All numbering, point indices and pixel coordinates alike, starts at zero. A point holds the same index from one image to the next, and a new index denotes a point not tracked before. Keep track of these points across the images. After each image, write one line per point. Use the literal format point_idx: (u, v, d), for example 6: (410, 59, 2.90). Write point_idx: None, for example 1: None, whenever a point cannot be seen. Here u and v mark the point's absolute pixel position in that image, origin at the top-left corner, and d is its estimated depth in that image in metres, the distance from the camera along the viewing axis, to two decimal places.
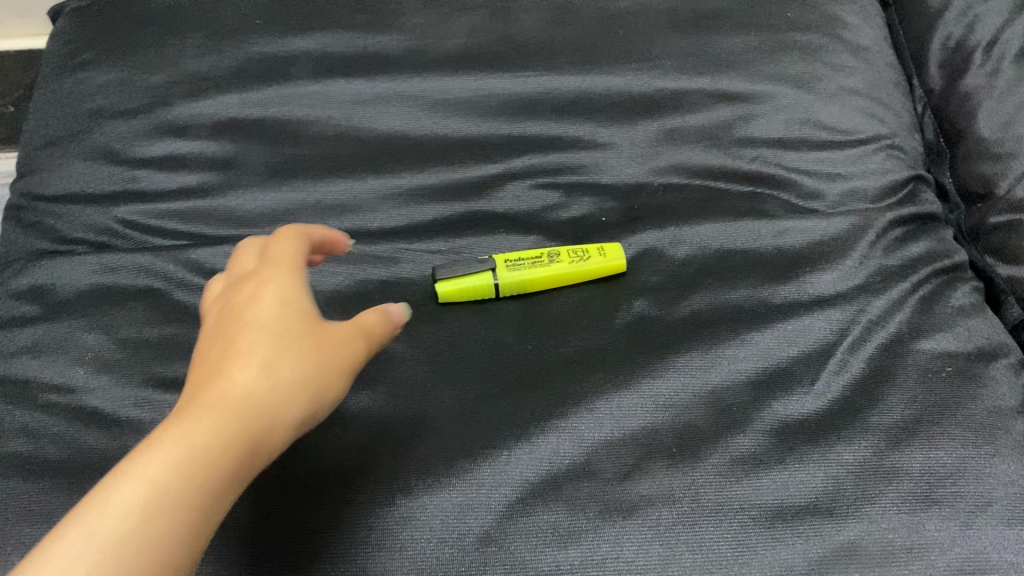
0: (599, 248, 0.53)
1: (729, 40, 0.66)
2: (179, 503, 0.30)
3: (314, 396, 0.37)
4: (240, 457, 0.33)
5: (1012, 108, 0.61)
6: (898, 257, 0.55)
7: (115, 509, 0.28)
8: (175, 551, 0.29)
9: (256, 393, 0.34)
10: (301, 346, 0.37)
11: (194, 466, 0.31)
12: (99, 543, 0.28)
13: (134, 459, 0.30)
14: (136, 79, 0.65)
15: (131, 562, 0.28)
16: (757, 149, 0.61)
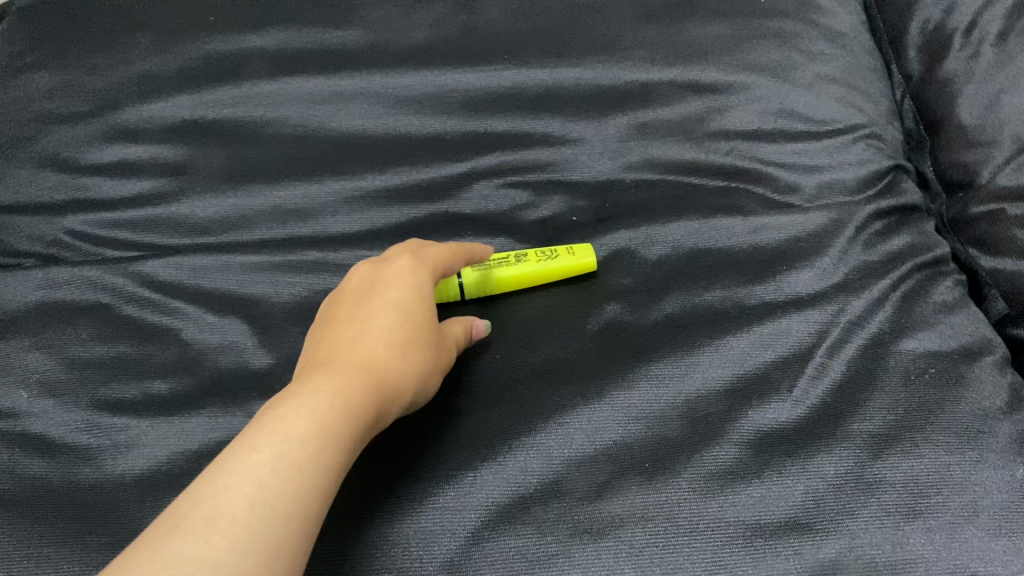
0: (567, 248, 0.52)
1: (701, 28, 0.64)
2: (338, 437, 0.35)
3: (427, 379, 0.42)
4: (373, 420, 0.38)
5: (993, 93, 0.60)
6: (878, 252, 0.53)
7: (290, 429, 0.33)
8: (331, 477, 0.34)
9: (390, 369, 0.40)
10: (422, 336, 0.42)
11: (348, 414, 0.36)
12: (283, 453, 0.32)
13: (305, 397, 0.35)
14: (84, 81, 0.62)
15: (303, 476, 0.32)
16: (732, 142, 0.59)
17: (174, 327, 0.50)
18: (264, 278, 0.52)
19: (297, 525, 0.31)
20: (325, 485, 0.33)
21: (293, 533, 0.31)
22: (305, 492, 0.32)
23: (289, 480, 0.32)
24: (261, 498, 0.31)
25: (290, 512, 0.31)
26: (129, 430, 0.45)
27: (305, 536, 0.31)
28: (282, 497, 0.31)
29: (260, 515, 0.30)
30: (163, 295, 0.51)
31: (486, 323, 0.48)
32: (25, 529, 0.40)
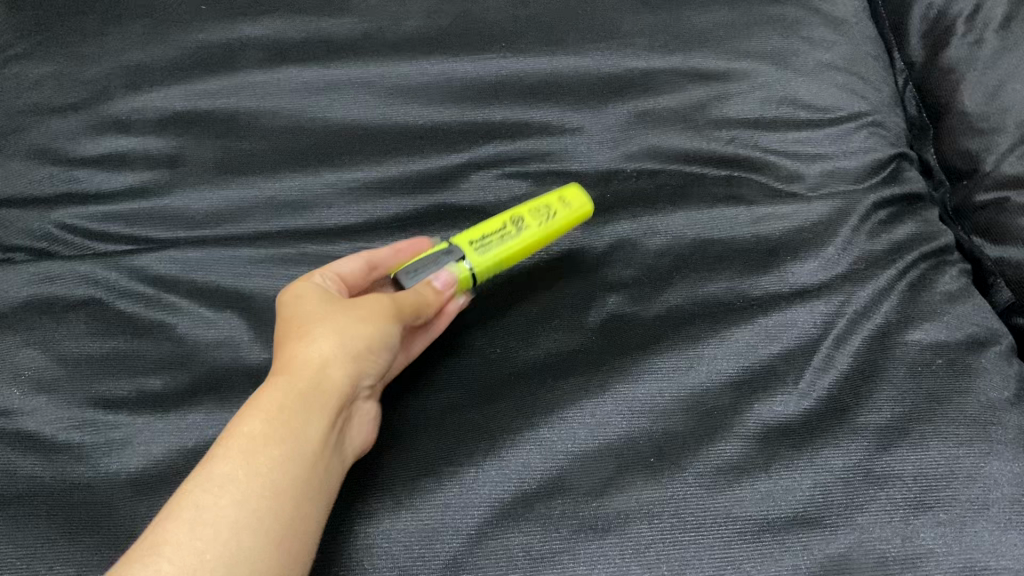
0: (560, 198, 0.50)
1: (701, 15, 0.63)
2: (269, 444, 0.36)
3: (354, 341, 0.41)
4: (310, 407, 0.38)
5: (996, 80, 0.59)
6: (883, 241, 0.52)
7: (218, 465, 0.34)
8: (267, 481, 0.35)
9: (308, 358, 0.40)
10: (346, 314, 0.42)
11: (271, 418, 0.37)
12: (211, 479, 0.34)
13: (232, 423, 0.37)
14: (74, 73, 0.61)
15: (233, 496, 0.34)
16: (734, 131, 0.58)
17: (168, 322, 0.49)
18: (260, 272, 0.51)
19: (236, 535, 0.33)
20: (262, 492, 0.34)
21: (233, 544, 0.32)
22: (240, 506, 0.33)
23: (220, 500, 0.33)
24: (197, 543, 0.32)
25: (225, 528, 0.33)
26: (123, 428, 0.44)
27: (251, 541, 0.33)
28: (212, 516, 0.33)
29: (195, 538, 0.32)
30: (156, 289, 0.50)
31: (450, 270, 0.47)
32: (17, 531, 0.40)
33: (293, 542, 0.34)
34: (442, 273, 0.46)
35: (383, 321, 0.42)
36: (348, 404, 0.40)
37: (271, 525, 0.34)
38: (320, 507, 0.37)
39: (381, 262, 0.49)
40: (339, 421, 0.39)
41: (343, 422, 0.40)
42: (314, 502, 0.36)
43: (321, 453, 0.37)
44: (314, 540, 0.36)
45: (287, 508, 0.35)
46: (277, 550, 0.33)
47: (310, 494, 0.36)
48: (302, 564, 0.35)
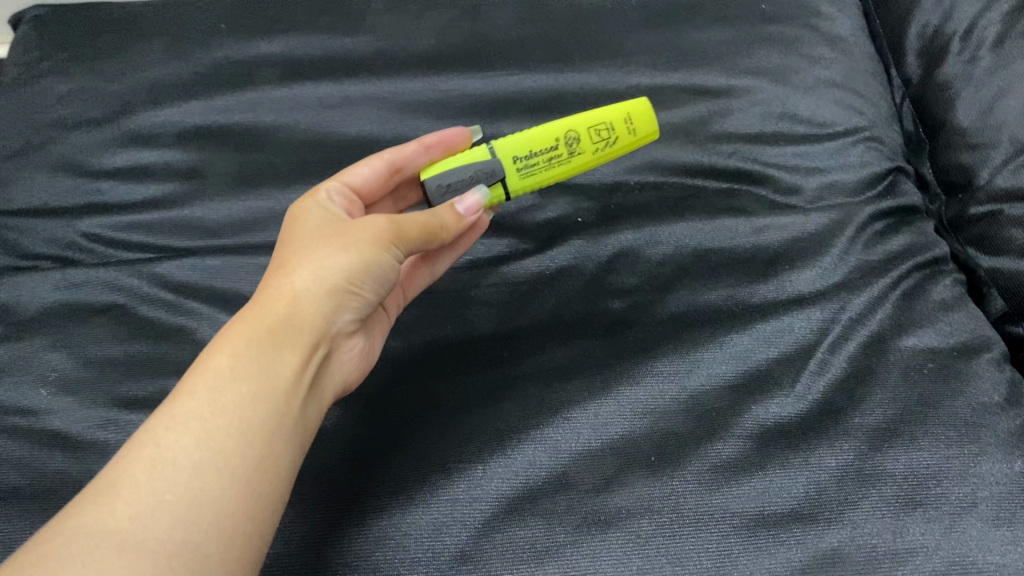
0: (625, 124, 0.53)
1: (703, 33, 0.65)
2: (235, 382, 0.38)
3: (332, 274, 0.43)
4: (280, 341, 0.41)
5: (990, 96, 0.61)
6: (879, 251, 0.54)
7: (185, 398, 0.37)
8: (230, 421, 0.37)
9: (283, 290, 0.42)
10: (322, 244, 0.44)
11: (240, 354, 0.39)
12: (174, 418, 0.37)
13: (203, 359, 0.39)
14: (98, 88, 0.64)
15: (194, 431, 0.36)
16: (735, 145, 0.60)
17: (189, 327, 0.51)
18: None
19: (195, 472, 0.35)
20: (224, 430, 0.37)
21: (191, 480, 0.35)
22: (199, 445, 0.36)
23: (181, 437, 0.36)
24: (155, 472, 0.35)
25: (185, 464, 0.35)
26: None
27: (211, 476, 0.35)
28: (171, 455, 0.35)
29: (153, 475, 0.35)
30: (178, 296, 0.52)
31: (478, 196, 0.49)
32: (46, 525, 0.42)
33: (260, 475, 0.37)
34: (470, 199, 0.49)
35: (366, 252, 0.44)
36: (324, 337, 0.43)
37: (233, 462, 0.36)
38: (294, 439, 0.39)
39: (406, 165, 0.53)
40: (313, 355, 0.42)
41: (319, 354, 0.42)
42: (285, 437, 0.39)
43: (291, 387, 0.40)
44: (288, 471, 0.39)
45: (253, 444, 0.37)
46: (241, 483, 0.36)
47: (277, 428, 0.39)
48: (272, 496, 0.37)
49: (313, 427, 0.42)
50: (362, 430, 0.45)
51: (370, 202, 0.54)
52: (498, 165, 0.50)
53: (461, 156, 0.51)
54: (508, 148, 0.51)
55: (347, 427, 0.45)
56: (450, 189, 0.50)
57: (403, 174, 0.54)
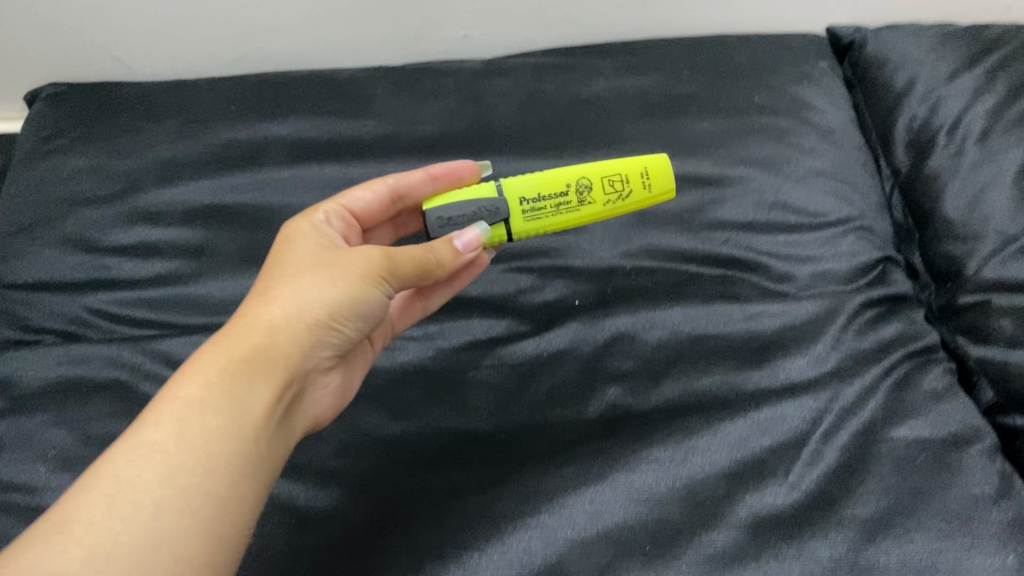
0: (640, 179, 0.55)
1: (698, 123, 0.67)
2: (203, 415, 0.40)
3: (311, 311, 0.45)
4: (255, 374, 0.42)
5: (975, 190, 0.63)
6: (870, 340, 0.55)
7: (152, 431, 0.38)
8: (195, 456, 0.38)
9: (261, 321, 0.44)
10: (304, 273, 0.46)
11: (210, 383, 0.41)
12: (138, 450, 0.38)
13: (174, 384, 0.41)
14: (110, 166, 0.66)
15: (157, 467, 0.37)
16: (728, 233, 0.61)
17: None
18: None
19: (156, 513, 0.36)
20: (189, 467, 0.38)
21: (151, 521, 0.36)
22: (162, 481, 0.37)
23: (144, 472, 0.37)
24: (114, 510, 0.36)
25: (147, 502, 0.36)
26: None
27: (172, 515, 0.37)
28: (132, 493, 0.36)
29: (111, 515, 0.36)
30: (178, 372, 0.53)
31: (478, 232, 0.51)
32: None
33: (224, 511, 0.38)
34: (470, 233, 0.51)
35: (354, 288, 0.46)
36: (299, 369, 0.45)
37: (195, 502, 0.37)
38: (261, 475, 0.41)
39: (408, 193, 0.56)
40: (286, 386, 0.44)
41: (292, 385, 0.44)
42: (252, 471, 0.40)
43: (264, 420, 0.42)
44: (252, 506, 0.40)
45: (218, 481, 0.38)
46: (202, 524, 0.37)
47: (245, 462, 0.40)
48: (236, 530, 0.39)
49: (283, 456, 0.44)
50: (359, 514, 0.46)
51: (369, 223, 0.56)
52: (504, 206, 0.53)
53: (469, 192, 0.53)
54: (517, 188, 0.53)
55: (343, 510, 0.47)
56: (449, 222, 0.52)
57: (406, 202, 0.56)
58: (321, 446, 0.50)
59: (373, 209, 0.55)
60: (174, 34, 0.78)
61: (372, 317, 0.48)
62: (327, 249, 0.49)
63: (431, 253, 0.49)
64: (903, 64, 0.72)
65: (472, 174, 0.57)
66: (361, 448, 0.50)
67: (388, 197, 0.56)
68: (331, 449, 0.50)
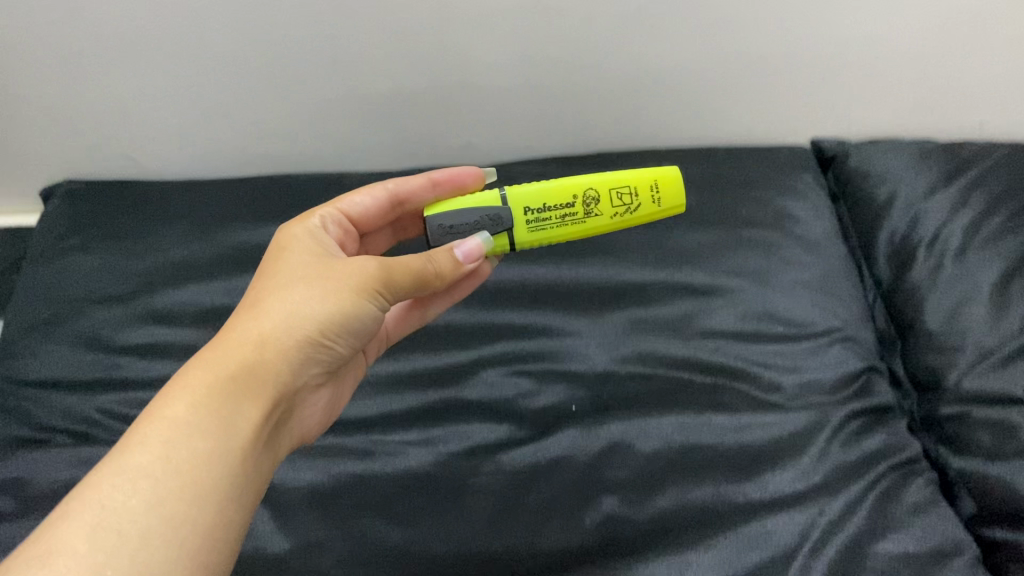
0: (649, 192, 0.56)
1: (688, 235, 0.71)
2: (192, 437, 0.40)
3: (303, 325, 0.47)
4: (243, 393, 0.43)
5: (952, 304, 0.66)
6: (856, 451, 0.57)
7: (138, 453, 0.38)
8: (183, 477, 0.38)
9: (250, 336, 0.45)
10: (294, 286, 0.48)
11: (197, 402, 0.41)
12: (124, 476, 0.37)
13: (160, 403, 0.41)
14: (123, 266, 0.69)
15: (144, 491, 0.37)
16: (719, 342, 0.64)
17: None
18: (285, 463, 0.58)
19: (145, 543, 0.36)
20: (178, 491, 0.38)
21: (139, 552, 0.35)
22: (149, 510, 0.37)
23: (131, 499, 0.37)
24: (100, 535, 0.35)
25: (135, 530, 0.36)
26: None
27: (161, 545, 0.36)
28: (120, 520, 0.36)
29: (97, 546, 0.35)
30: None
31: (479, 242, 0.53)
32: None
33: (213, 536, 0.38)
34: (471, 245, 0.53)
35: (348, 304, 0.48)
36: (284, 387, 0.46)
37: (185, 526, 0.37)
38: (247, 495, 0.41)
39: (408, 200, 0.59)
40: (272, 406, 0.45)
41: (278, 404, 0.46)
42: (240, 493, 0.41)
43: (253, 439, 0.43)
44: (238, 528, 0.40)
45: (206, 506, 0.39)
46: (190, 552, 0.37)
47: (233, 483, 0.40)
48: (225, 552, 0.39)
49: (267, 473, 0.45)
50: None
51: (366, 227, 0.59)
52: (507, 216, 0.55)
53: (473, 200, 0.55)
54: (521, 197, 0.55)
55: None
56: (452, 230, 0.55)
57: (406, 208, 0.59)
58: (326, 554, 0.52)
59: (372, 213, 0.58)
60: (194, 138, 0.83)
61: (359, 332, 0.50)
62: (317, 262, 0.50)
63: (431, 264, 0.51)
64: (884, 180, 0.75)
65: (472, 181, 0.60)
66: (365, 556, 0.52)
67: (388, 202, 0.59)
68: (335, 557, 0.52)
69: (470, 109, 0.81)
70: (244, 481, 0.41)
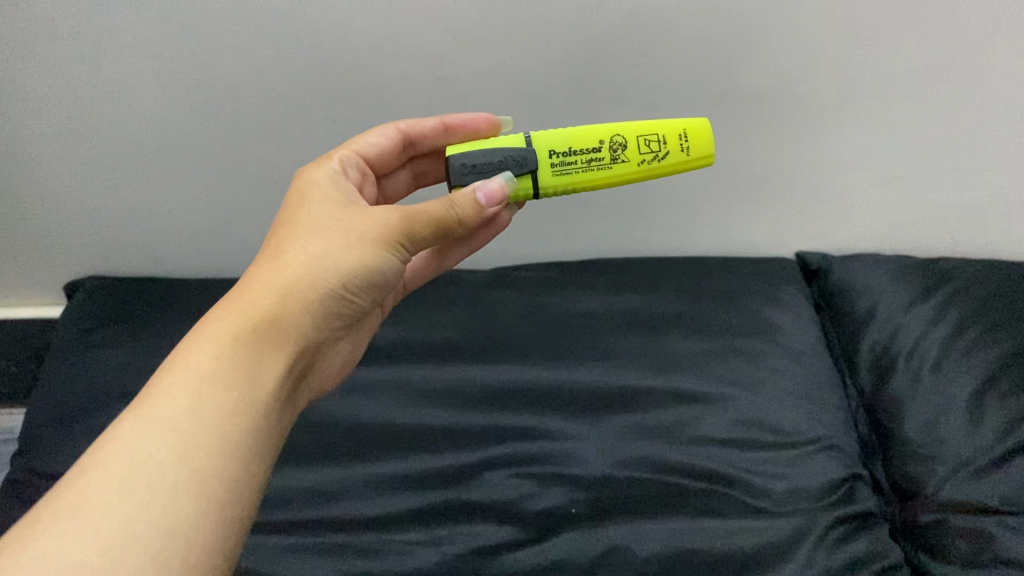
0: (676, 143, 0.58)
1: (681, 342, 0.76)
2: (216, 390, 0.40)
3: (324, 272, 0.48)
4: (266, 344, 0.44)
5: (930, 414, 0.69)
6: (840, 557, 0.60)
7: (163, 408, 0.39)
8: (209, 430, 0.39)
9: (269, 287, 0.46)
10: (313, 234, 0.49)
11: (222, 354, 0.42)
12: (149, 429, 0.38)
13: (185, 355, 0.42)
14: (145, 361, 0.73)
15: (171, 446, 0.37)
16: (711, 448, 0.67)
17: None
18: (296, 559, 0.61)
19: (174, 496, 0.36)
20: (204, 446, 0.38)
21: (168, 505, 0.35)
22: (176, 462, 0.37)
23: (157, 451, 0.37)
24: (125, 490, 0.35)
25: (163, 482, 0.36)
26: None
27: (188, 497, 0.36)
28: (147, 473, 0.36)
29: (126, 497, 0.35)
30: None
31: (502, 183, 0.53)
32: None
33: (241, 486, 0.39)
34: (492, 185, 0.53)
35: (370, 254, 0.49)
36: (307, 339, 0.47)
37: (211, 479, 0.37)
38: (271, 444, 0.42)
39: (418, 140, 0.63)
40: (295, 358, 0.46)
41: (301, 354, 0.47)
42: (263, 445, 0.41)
43: (277, 391, 0.43)
44: (265, 477, 0.41)
45: (232, 458, 0.39)
46: (217, 503, 0.37)
47: (259, 433, 0.41)
48: (254, 501, 0.39)
49: (289, 424, 0.46)
50: None
51: (381, 165, 0.62)
52: (533, 156, 0.56)
53: (497, 143, 0.56)
54: (547, 143, 0.56)
55: None
56: (473, 169, 0.55)
57: (416, 148, 0.64)
58: None
59: (388, 152, 0.61)
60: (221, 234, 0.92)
61: (381, 280, 0.51)
62: (336, 210, 0.51)
63: (451, 209, 0.51)
64: (865, 295, 0.81)
65: (485, 126, 0.63)
66: None
67: (399, 140, 0.62)
68: None
69: None
70: (268, 432, 0.42)
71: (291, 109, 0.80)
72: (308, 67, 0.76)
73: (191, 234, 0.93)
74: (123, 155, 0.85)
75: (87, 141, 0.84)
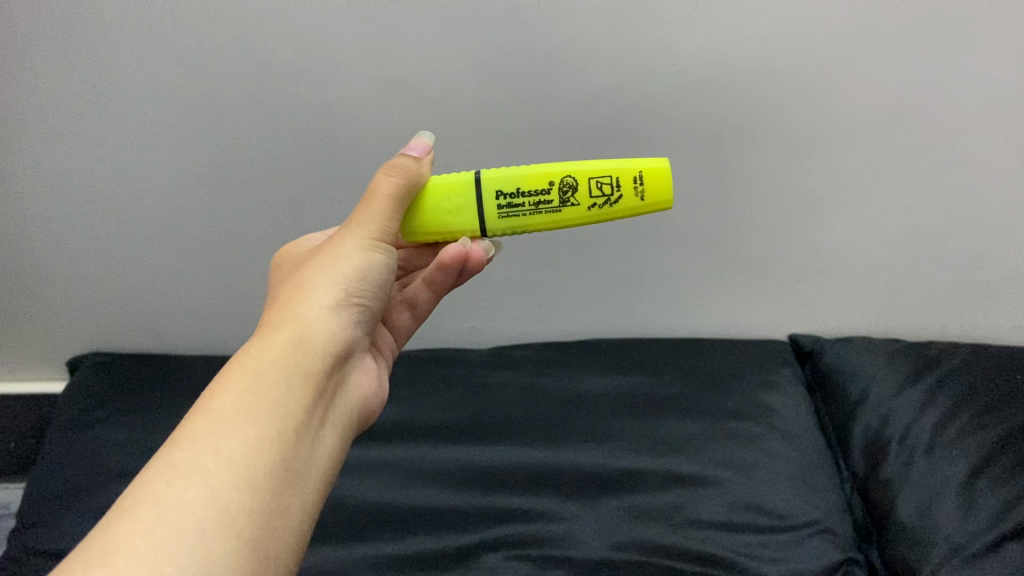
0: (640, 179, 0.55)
1: (676, 424, 0.78)
2: (239, 429, 0.39)
3: (329, 292, 0.48)
4: (289, 374, 0.43)
5: (924, 499, 0.69)
6: None
7: (191, 451, 0.38)
8: (239, 467, 0.38)
9: (284, 320, 0.46)
10: (312, 265, 0.49)
11: (243, 393, 0.41)
12: (175, 473, 0.36)
13: (205, 401, 0.41)
14: (149, 440, 0.77)
15: (200, 486, 0.36)
16: (705, 531, 0.67)
17: None
18: None
19: (202, 535, 0.34)
20: (233, 484, 0.37)
21: (198, 547, 0.34)
22: (204, 503, 0.36)
23: (185, 493, 0.36)
24: (156, 535, 0.34)
25: (191, 523, 0.35)
26: None
27: (217, 537, 0.35)
28: (176, 517, 0.35)
29: (154, 543, 0.33)
30: None
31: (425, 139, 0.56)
32: None
33: (271, 523, 0.38)
34: (418, 143, 0.55)
35: (358, 259, 0.49)
36: (330, 365, 0.46)
37: (243, 517, 0.36)
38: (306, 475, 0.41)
39: None
40: (322, 384, 0.45)
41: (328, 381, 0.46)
42: (294, 477, 0.40)
43: (305, 420, 0.43)
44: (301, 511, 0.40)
45: (262, 495, 0.38)
46: (250, 541, 0.36)
47: (290, 464, 0.40)
48: (287, 537, 0.39)
49: (334, 455, 0.45)
50: None
51: None
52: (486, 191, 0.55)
53: None
54: None
55: None
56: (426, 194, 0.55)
57: None
58: None
59: None
60: (229, 316, 0.95)
61: (379, 284, 0.50)
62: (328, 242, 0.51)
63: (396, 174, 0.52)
64: (856, 378, 0.83)
65: None
66: None
67: None
68: None
69: (476, 307, 0.92)
70: (299, 461, 0.41)
71: (297, 204, 0.83)
72: (316, 155, 0.79)
73: (200, 315, 0.96)
74: (136, 234, 0.88)
75: (100, 224, 0.87)
